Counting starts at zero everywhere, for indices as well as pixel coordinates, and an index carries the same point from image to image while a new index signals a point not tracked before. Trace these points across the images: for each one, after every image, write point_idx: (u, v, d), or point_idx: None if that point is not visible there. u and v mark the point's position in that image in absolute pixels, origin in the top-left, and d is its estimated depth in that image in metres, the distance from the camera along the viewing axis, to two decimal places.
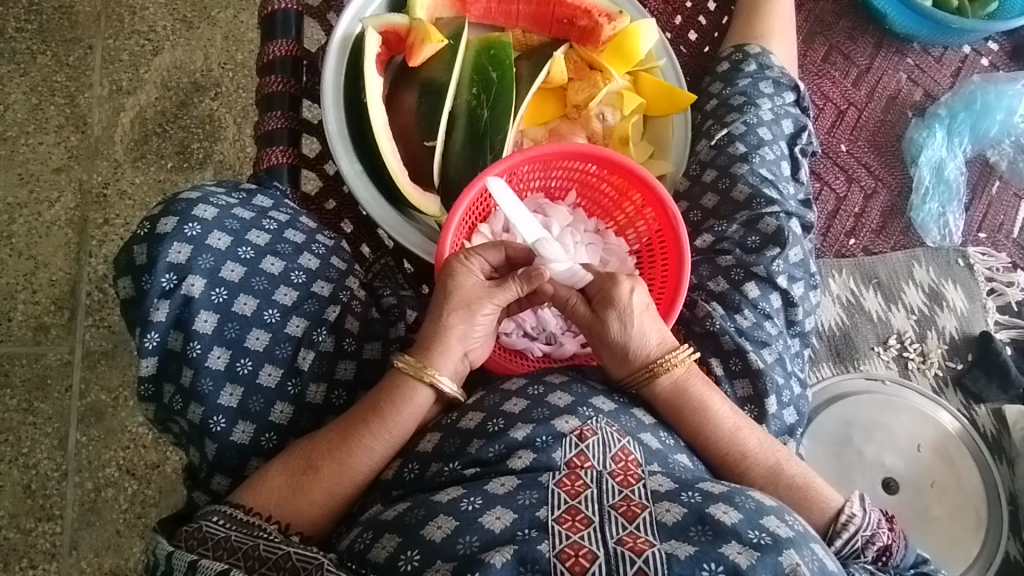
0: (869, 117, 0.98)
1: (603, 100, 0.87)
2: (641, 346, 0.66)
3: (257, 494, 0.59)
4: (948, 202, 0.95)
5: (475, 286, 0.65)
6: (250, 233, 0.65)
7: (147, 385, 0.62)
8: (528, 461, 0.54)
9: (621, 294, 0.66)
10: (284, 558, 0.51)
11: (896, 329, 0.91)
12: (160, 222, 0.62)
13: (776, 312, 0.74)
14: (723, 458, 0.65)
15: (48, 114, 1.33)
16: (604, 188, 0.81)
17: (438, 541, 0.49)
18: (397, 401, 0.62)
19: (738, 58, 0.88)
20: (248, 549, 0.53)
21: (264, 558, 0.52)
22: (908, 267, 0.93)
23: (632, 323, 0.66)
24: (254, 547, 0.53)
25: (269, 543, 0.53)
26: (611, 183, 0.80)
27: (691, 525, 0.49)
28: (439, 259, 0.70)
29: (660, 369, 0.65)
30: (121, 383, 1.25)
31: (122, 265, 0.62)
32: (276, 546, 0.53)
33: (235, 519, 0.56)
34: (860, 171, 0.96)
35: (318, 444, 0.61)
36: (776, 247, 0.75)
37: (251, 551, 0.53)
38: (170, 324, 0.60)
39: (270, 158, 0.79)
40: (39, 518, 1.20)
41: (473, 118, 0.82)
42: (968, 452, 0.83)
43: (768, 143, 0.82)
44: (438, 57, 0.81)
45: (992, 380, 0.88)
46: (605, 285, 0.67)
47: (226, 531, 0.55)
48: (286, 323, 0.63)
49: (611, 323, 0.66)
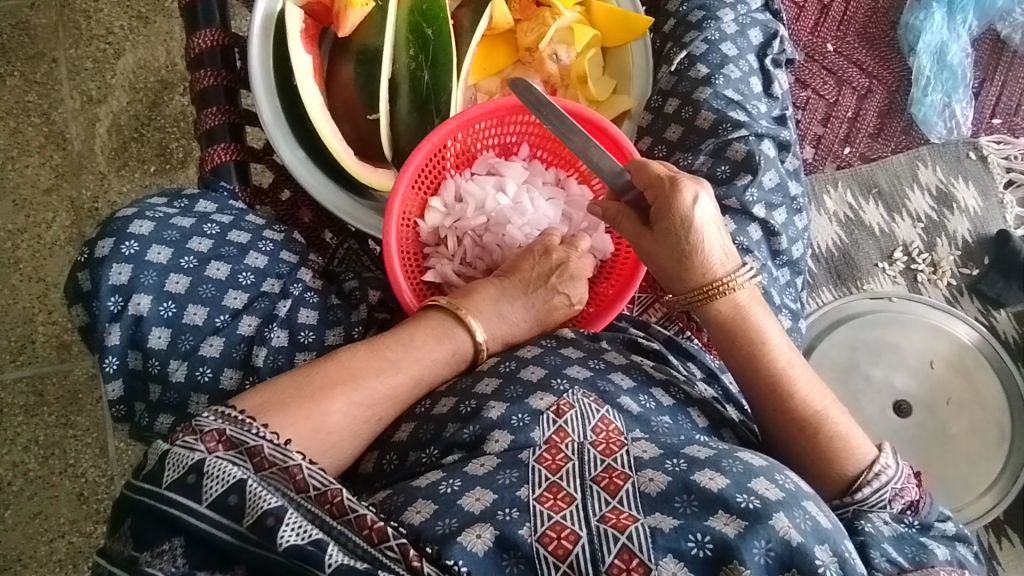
0: (857, 8, 0.88)
1: (554, 38, 0.81)
2: (701, 263, 0.62)
3: (315, 432, 0.55)
4: (953, 91, 0.85)
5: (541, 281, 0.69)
6: (190, 241, 0.63)
7: (118, 407, 0.63)
8: (504, 443, 0.51)
9: (683, 204, 0.61)
10: (295, 468, 0.46)
11: (901, 240, 0.84)
12: (98, 246, 0.61)
13: (757, 245, 0.69)
14: (767, 390, 0.61)
15: (29, 136, 1.34)
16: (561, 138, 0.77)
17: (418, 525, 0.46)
18: (445, 347, 0.63)
19: None
20: (250, 447, 0.48)
21: (270, 462, 0.47)
22: (912, 169, 0.85)
23: (694, 236, 0.62)
24: (256, 446, 0.48)
25: (274, 447, 0.48)
26: None
27: (675, 495, 0.46)
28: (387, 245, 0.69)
29: (718, 291, 0.62)
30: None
31: (72, 293, 0.62)
32: (283, 453, 0.47)
33: (232, 418, 0.49)
34: (850, 71, 0.87)
35: (380, 390, 0.59)
36: (748, 175, 0.69)
37: (254, 452, 0.47)
38: (127, 345, 0.60)
39: (213, 158, 0.76)
40: (97, 521, 1.28)
41: (415, 82, 0.77)
42: (984, 362, 0.78)
43: (733, 60, 0.74)
44: (368, 22, 0.76)
45: (1012, 283, 0.80)
46: (660, 198, 0.62)
47: (219, 424, 0.49)
48: (237, 324, 0.62)
49: (660, 236, 0.63)
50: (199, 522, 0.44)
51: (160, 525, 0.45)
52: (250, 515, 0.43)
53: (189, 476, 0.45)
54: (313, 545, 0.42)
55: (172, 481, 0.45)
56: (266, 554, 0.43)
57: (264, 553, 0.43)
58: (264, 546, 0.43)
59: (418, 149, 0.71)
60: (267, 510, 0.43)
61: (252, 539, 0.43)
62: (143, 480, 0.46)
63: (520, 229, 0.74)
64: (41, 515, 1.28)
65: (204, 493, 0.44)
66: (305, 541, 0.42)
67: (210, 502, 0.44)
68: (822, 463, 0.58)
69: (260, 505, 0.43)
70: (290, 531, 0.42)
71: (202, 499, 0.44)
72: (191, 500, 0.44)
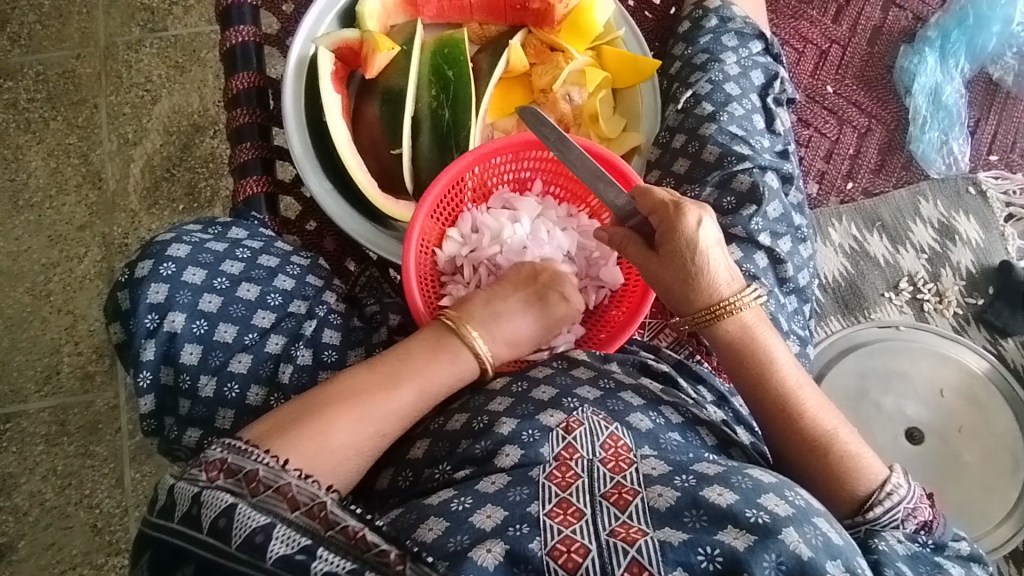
0: (854, 53, 0.93)
1: (567, 81, 0.87)
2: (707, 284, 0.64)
3: (327, 454, 0.55)
4: (950, 129, 0.89)
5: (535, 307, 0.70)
6: (223, 264, 0.67)
7: (149, 421, 0.65)
8: (515, 458, 0.52)
9: (688, 228, 0.64)
10: (286, 487, 0.49)
11: (906, 271, 0.86)
12: (138, 266, 0.65)
13: (763, 272, 0.72)
14: (775, 409, 0.62)
15: (67, 176, 1.41)
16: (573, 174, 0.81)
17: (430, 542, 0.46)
18: (451, 365, 0.63)
19: (698, 16, 0.85)
20: (247, 471, 0.50)
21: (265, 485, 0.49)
22: (913, 203, 0.88)
23: (697, 258, 0.64)
24: (253, 470, 0.50)
25: (269, 471, 0.50)
26: None
27: (684, 509, 0.46)
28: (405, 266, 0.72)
29: (723, 311, 0.64)
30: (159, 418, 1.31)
31: (111, 312, 0.65)
32: (277, 475, 0.50)
33: (236, 446, 0.52)
34: (850, 110, 0.91)
35: (392, 406, 0.59)
36: (753, 205, 0.72)
37: (250, 476, 0.50)
38: (160, 361, 0.63)
39: (246, 189, 0.81)
40: (108, 553, 1.28)
41: (436, 119, 0.82)
42: (994, 390, 0.79)
43: (736, 99, 0.79)
44: (393, 64, 0.82)
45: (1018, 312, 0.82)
46: (663, 220, 0.64)
47: (222, 453, 0.51)
48: (264, 342, 0.65)
49: (665, 258, 0.65)
50: (202, 552, 0.45)
51: (173, 557, 0.47)
52: (240, 536, 0.45)
53: (194, 507, 0.47)
54: (301, 554, 0.44)
55: (182, 514, 0.47)
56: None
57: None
58: (252, 565, 0.43)
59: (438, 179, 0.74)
60: (257, 527, 0.45)
61: (241, 559, 0.44)
62: (157, 516, 0.49)
63: (536, 258, 0.77)
64: (55, 546, 1.29)
65: (203, 520, 0.46)
66: (293, 550, 0.44)
67: (208, 530, 0.46)
68: (833, 483, 0.58)
69: (250, 524, 0.45)
70: (280, 542, 0.44)
71: (203, 526, 0.46)
72: (194, 530, 0.46)
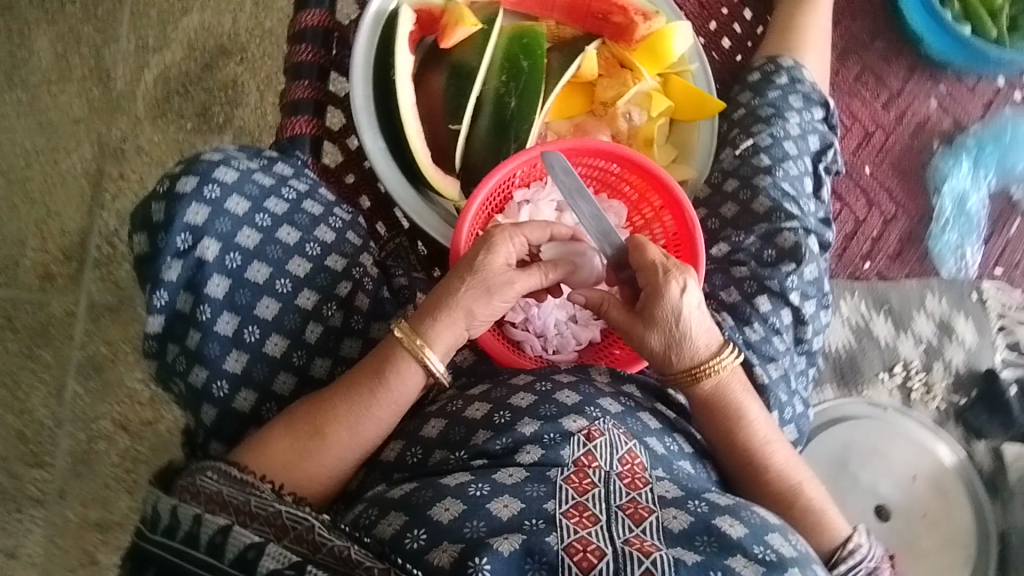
0: (895, 141, 0.97)
1: (630, 100, 0.87)
2: (685, 346, 0.61)
3: (262, 455, 0.53)
4: (968, 235, 0.94)
5: (501, 268, 0.58)
6: (268, 201, 0.64)
7: (151, 342, 0.61)
8: (535, 456, 0.49)
9: (670, 300, 0.60)
10: (274, 515, 0.45)
11: (902, 357, 0.90)
12: (180, 181, 0.61)
13: (785, 328, 0.75)
14: (745, 466, 0.61)
15: (73, 65, 1.31)
16: (624, 189, 0.81)
17: (446, 523, 0.42)
18: (385, 371, 0.56)
19: (769, 69, 0.87)
20: (238, 503, 0.47)
21: (255, 515, 0.45)
22: (921, 296, 0.92)
23: (678, 329, 0.60)
24: (246, 502, 0.47)
25: (261, 500, 0.47)
26: (632, 184, 0.79)
27: (696, 534, 0.43)
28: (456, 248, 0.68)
29: (704, 373, 0.61)
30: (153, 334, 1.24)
31: (139, 221, 0.63)
32: (268, 503, 0.46)
33: (230, 476, 0.50)
34: (881, 195, 0.95)
35: (323, 409, 0.55)
36: (792, 263, 0.74)
37: (241, 507, 0.46)
38: (181, 285, 0.60)
39: (292, 127, 0.78)
40: (31, 463, 1.21)
41: (500, 106, 0.81)
42: (965, 488, 0.83)
43: (792, 158, 0.81)
44: (470, 41, 0.81)
45: (994, 418, 0.85)
46: (649, 287, 0.61)
47: (217, 485, 0.49)
48: (296, 294, 0.62)
49: (650, 329, 0.61)
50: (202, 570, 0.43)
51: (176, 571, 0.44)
52: (234, 551, 0.42)
53: (191, 525, 0.45)
54: (291, 566, 0.40)
55: (180, 533, 0.45)
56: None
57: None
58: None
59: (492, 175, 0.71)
60: (249, 542, 0.42)
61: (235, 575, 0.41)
62: (151, 532, 0.46)
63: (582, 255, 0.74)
64: None
65: (199, 538, 0.44)
66: (283, 564, 0.40)
67: (205, 547, 0.43)
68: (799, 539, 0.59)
69: (244, 540, 0.42)
70: (271, 555, 0.41)
71: (199, 544, 0.43)
72: (190, 548, 0.44)
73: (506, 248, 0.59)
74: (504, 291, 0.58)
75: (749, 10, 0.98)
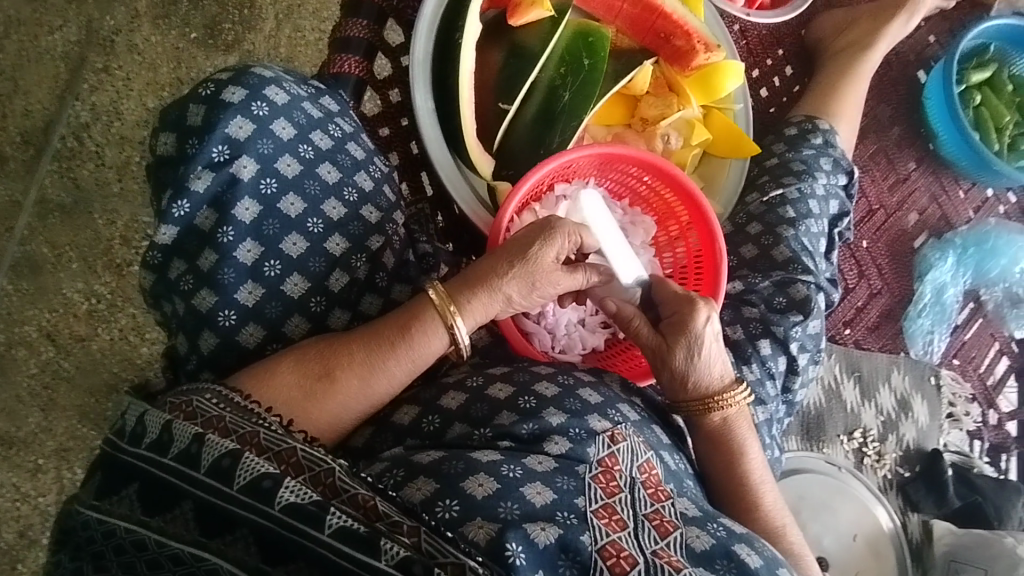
0: (893, 223, 1.03)
1: (672, 123, 0.86)
2: (702, 378, 0.63)
3: (263, 387, 0.49)
4: (938, 324, 1.00)
5: (551, 267, 0.57)
6: (313, 133, 0.60)
7: (155, 254, 0.55)
8: (563, 449, 0.48)
9: (696, 326, 0.61)
10: (287, 451, 0.41)
11: (862, 424, 0.97)
12: (227, 89, 0.57)
13: (778, 374, 0.78)
14: (736, 501, 0.63)
15: None
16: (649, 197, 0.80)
17: (479, 498, 0.41)
18: (411, 328, 0.52)
19: (807, 128, 0.92)
20: (245, 433, 0.42)
21: (263, 448, 0.41)
22: (888, 370, 0.99)
23: (699, 355, 0.62)
24: (253, 434, 0.42)
25: (271, 434, 0.42)
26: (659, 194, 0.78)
27: (717, 557, 0.44)
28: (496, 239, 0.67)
29: (715, 406, 0.63)
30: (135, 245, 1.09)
31: (169, 120, 0.57)
32: (279, 438, 0.42)
33: (232, 402, 0.45)
34: (872, 269, 1.01)
35: (338, 352, 0.51)
36: (799, 314, 0.79)
37: (248, 436, 0.41)
38: (206, 200, 0.54)
39: (341, 65, 0.74)
40: None
41: (552, 97, 0.78)
42: (895, 552, 0.88)
43: (814, 216, 0.85)
44: (537, 25, 0.77)
45: (930, 494, 0.93)
46: (681, 311, 0.62)
47: (219, 411, 0.43)
48: (326, 238, 0.57)
49: (674, 353, 0.62)
50: (201, 492, 0.38)
51: (167, 490, 0.38)
52: (245, 477, 0.37)
53: (192, 444, 0.39)
54: (313, 503, 0.36)
55: (177, 452, 0.39)
56: (264, 524, 0.36)
57: (260, 523, 0.36)
58: (258, 509, 0.36)
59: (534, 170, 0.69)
60: (265, 471, 0.37)
61: (245, 502, 0.37)
62: (137, 445, 0.41)
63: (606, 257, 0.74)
64: None
65: (202, 459, 0.38)
66: (305, 500, 0.36)
67: (208, 469, 0.38)
68: None
69: (259, 467, 0.37)
70: (291, 487, 0.36)
71: (200, 465, 0.38)
72: (189, 468, 0.38)
73: (561, 243, 0.57)
74: (545, 277, 0.57)
75: (789, 68, 1.03)
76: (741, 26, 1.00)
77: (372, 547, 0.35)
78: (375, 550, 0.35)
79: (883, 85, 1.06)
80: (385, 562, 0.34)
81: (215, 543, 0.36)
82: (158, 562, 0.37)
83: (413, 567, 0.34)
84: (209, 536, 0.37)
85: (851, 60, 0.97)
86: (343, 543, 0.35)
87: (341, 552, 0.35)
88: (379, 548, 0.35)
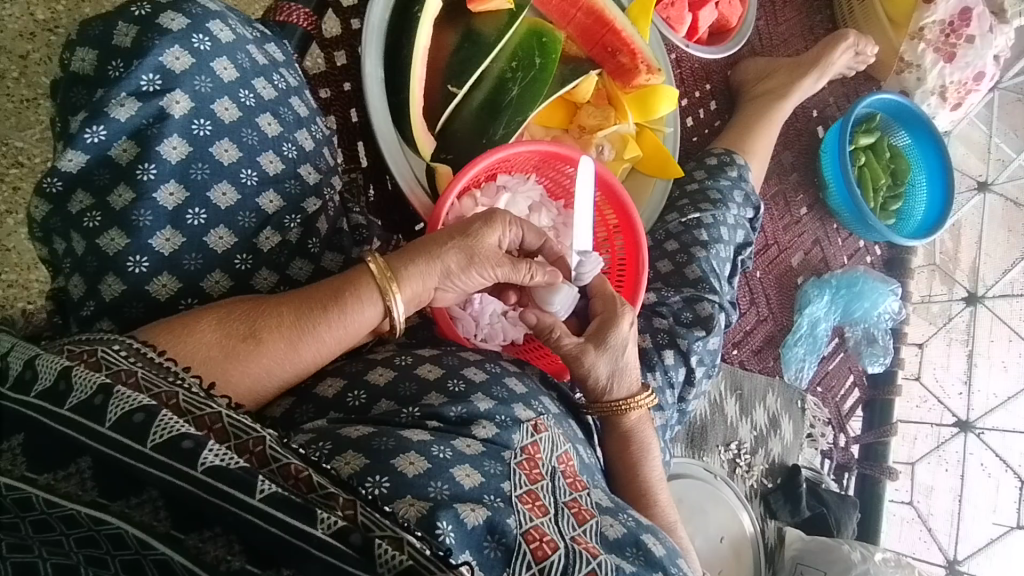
0: (783, 259, 1.14)
1: (607, 136, 0.87)
2: (623, 381, 0.68)
3: (178, 342, 0.45)
4: (810, 354, 1.13)
5: (490, 247, 0.58)
6: (257, 80, 0.56)
7: (54, 182, 0.48)
8: (490, 433, 0.49)
9: (618, 332, 0.66)
10: (211, 417, 0.38)
11: (738, 437, 1.06)
12: (166, 15, 0.52)
13: (677, 383, 0.83)
14: (637, 495, 0.68)
15: None
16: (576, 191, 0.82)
17: (410, 476, 0.41)
18: (346, 295, 0.51)
19: (725, 160, 0.99)
20: (161, 391, 0.38)
21: (182, 410, 0.38)
22: (766, 391, 1.09)
23: (618, 358, 0.66)
24: (169, 394, 0.39)
25: (190, 397, 0.39)
26: None
27: (627, 545, 0.49)
28: (434, 221, 0.67)
29: (630, 407, 0.68)
30: (4, 177, 0.75)
31: (90, 35, 0.51)
32: (200, 403, 0.39)
33: (142, 357, 0.41)
34: (762, 299, 1.11)
35: (265, 313, 0.49)
36: (702, 330, 0.85)
37: (164, 397, 0.38)
38: (126, 131, 0.49)
39: (288, 13, 0.70)
40: None
41: (500, 88, 0.75)
42: (753, 554, 0.97)
43: (723, 242, 0.92)
44: (495, 14, 0.76)
45: (787, 503, 1.05)
46: (609, 316, 0.66)
47: (130, 365, 0.40)
48: (259, 193, 0.54)
49: (600, 356, 0.65)
50: (104, 449, 0.35)
51: (62, 446, 0.36)
52: (160, 436, 0.34)
53: (96, 395, 0.35)
54: (240, 468, 0.34)
55: (76, 403, 0.35)
56: (179, 486, 0.34)
57: (174, 485, 0.34)
58: (175, 471, 0.34)
59: (477, 159, 0.69)
60: (184, 431, 0.34)
61: (159, 463, 0.34)
62: (26, 393, 0.37)
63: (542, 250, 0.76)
64: None
65: (107, 413, 0.35)
66: (231, 463, 0.34)
67: (114, 425, 0.35)
68: None
69: (178, 426, 0.35)
70: (214, 450, 0.34)
71: (104, 419, 0.35)
72: (91, 421, 0.35)
73: (500, 231, 0.59)
74: (484, 258, 0.57)
75: (713, 103, 1.12)
76: (678, 56, 1.07)
77: (308, 514, 0.33)
78: (311, 519, 0.33)
79: (790, 132, 1.16)
80: (321, 532, 0.33)
81: (117, 505, 0.35)
82: (47, 524, 0.34)
83: (352, 537, 0.33)
84: (110, 498, 0.35)
85: (767, 105, 1.06)
86: (275, 509, 0.33)
87: (273, 519, 0.33)
88: (315, 517, 0.33)
